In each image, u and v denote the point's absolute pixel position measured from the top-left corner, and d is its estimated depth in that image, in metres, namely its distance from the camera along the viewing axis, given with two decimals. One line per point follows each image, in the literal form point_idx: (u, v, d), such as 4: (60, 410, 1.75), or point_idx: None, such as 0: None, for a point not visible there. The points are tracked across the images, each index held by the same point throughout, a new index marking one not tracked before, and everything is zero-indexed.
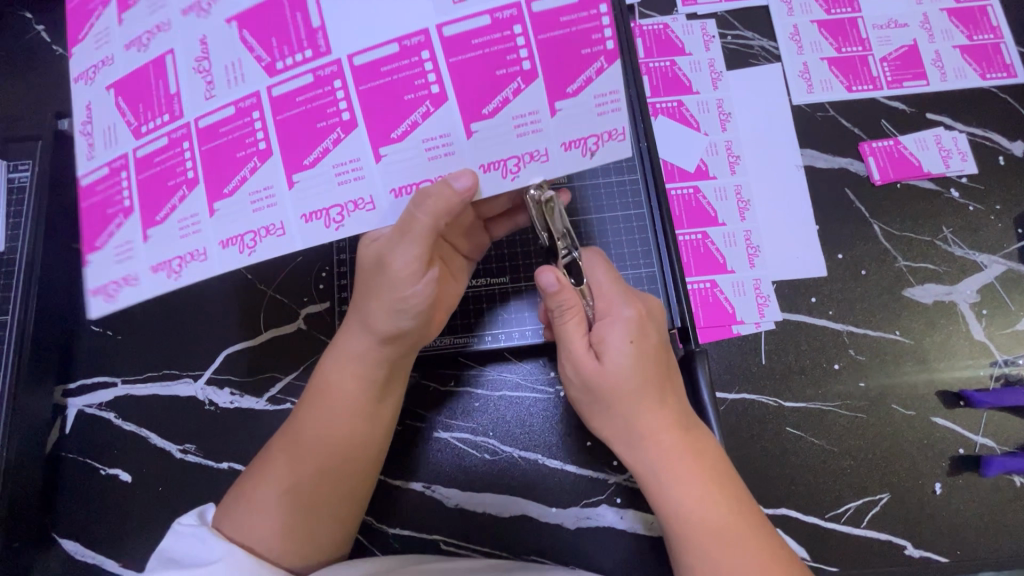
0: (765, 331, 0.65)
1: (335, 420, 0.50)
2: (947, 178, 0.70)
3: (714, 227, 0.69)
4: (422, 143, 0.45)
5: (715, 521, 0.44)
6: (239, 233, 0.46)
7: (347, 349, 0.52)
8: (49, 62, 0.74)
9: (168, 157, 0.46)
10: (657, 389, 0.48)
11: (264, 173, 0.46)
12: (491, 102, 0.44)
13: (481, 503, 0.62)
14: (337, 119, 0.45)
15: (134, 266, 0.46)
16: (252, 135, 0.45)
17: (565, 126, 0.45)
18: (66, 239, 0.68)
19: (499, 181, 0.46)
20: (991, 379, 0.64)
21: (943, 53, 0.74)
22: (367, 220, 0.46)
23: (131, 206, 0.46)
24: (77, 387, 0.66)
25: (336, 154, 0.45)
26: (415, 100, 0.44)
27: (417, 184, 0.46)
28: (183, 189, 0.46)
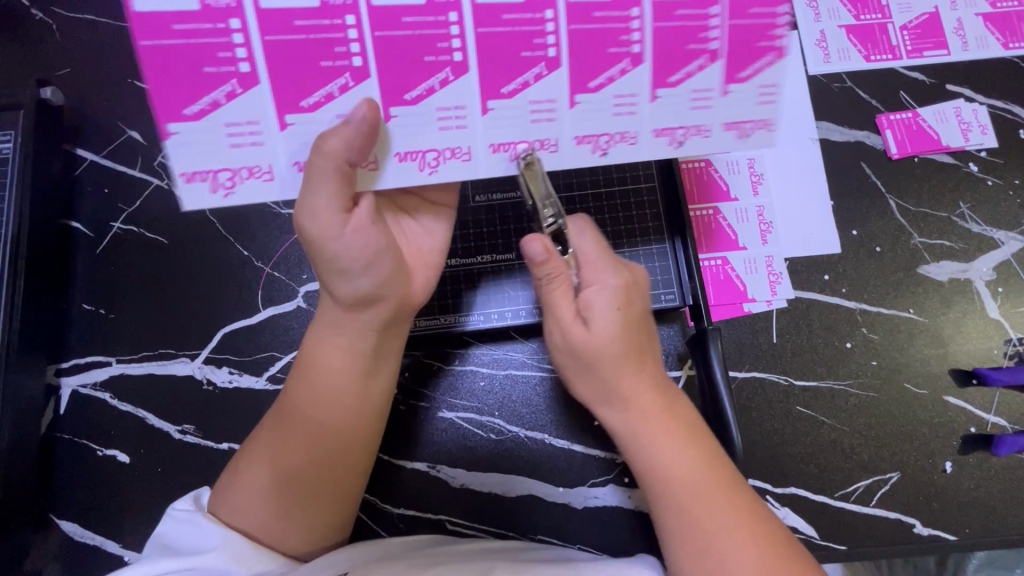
0: (776, 309, 0.64)
1: (326, 396, 0.48)
2: (966, 153, 0.68)
3: (726, 203, 0.67)
4: (529, 105, 0.42)
5: (696, 480, 0.44)
6: (421, 148, 0.43)
7: (327, 321, 0.49)
8: (28, 27, 0.70)
9: (315, 27, 0.39)
10: (638, 351, 0.48)
11: (457, 89, 0.41)
12: (597, 77, 0.42)
13: (488, 483, 0.61)
14: (542, 53, 0.41)
15: (269, 155, 0.42)
16: (446, 41, 0.40)
17: (666, 112, 0.44)
18: (52, 213, 0.65)
19: (587, 155, 0.44)
20: (1005, 357, 0.63)
21: (965, 21, 0.71)
22: (463, 171, 0.43)
23: (250, 74, 0.39)
24: (70, 366, 0.64)
25: (536, 90, 0.42)
26: (530, 59, 0.41)
27: (518, 145, 0.43)
28: (346, 78, 0.40)
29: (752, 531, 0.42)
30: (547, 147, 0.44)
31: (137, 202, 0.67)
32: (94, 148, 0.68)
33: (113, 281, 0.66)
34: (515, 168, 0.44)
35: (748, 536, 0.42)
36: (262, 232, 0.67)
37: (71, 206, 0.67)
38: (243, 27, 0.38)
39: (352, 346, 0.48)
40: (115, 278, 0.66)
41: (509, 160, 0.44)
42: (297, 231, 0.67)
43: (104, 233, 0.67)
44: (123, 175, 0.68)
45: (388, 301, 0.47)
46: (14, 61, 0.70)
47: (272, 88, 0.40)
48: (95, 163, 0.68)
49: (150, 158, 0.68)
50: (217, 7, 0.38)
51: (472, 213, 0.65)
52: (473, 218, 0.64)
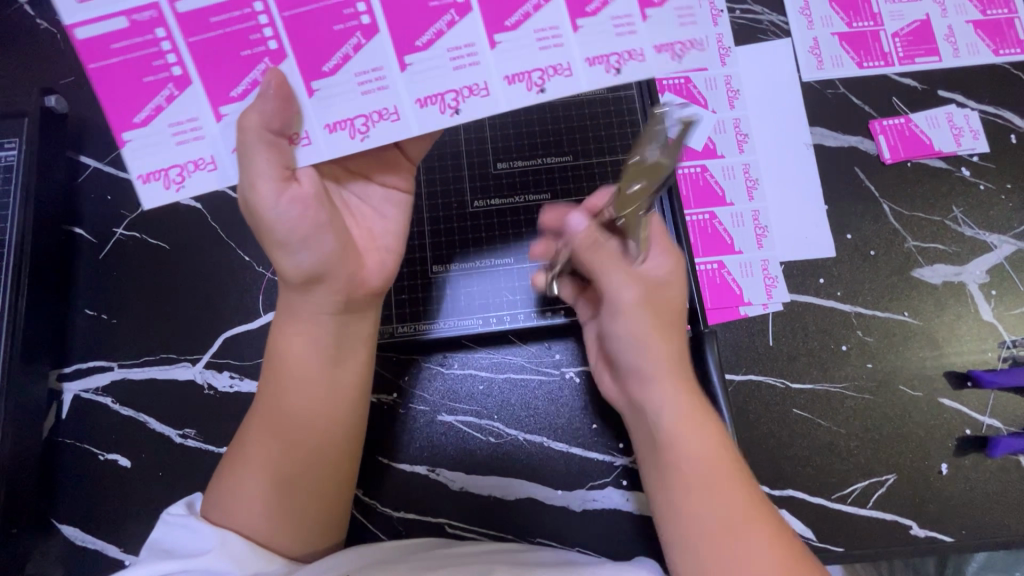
0: (772, 313, 0.64)
1: (299, 386, 0.49)
2: (958, 157, 0.69)
3: (722, 208, 0.67)
4: (447, 52, 0.43)
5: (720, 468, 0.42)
6: (349, 116, 0.44)
7: (284, 310, 0.50)
8: (34, 37, 0.71)
9: (228, 20, 0.42)
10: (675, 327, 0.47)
11: (371, 52, 0.43)
12: (512, 16, 0.43)
13: (487, 486, 0.61)
14: (450, 1, 0.43)
15: (210, 146, 0.44)
16: (352, 7, 0.42)
17: (591, 40, 0.44)
18: (55, 219, 0.66)
19: (524, 96, 0.44)
20: (999, 360, 0.64)
21: (956, 28, 0.72)
22: (395, 130, 0.44)
23: (184, 75, 0.43)
24: (72, 371, 0.64)
25: (450, 37, 0.43)
26: (439, 9, 0.43)
27: (442, 96, 0.44)
28: (267, 61, 0.43)
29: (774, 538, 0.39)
30: (477, 93, 0.44)
31: (139, 208, 0.68)
32: (97, 155, 0.69)
33: (115, 287, 0.66)
34: (450, 119, 0.44)
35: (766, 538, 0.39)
36: None
37: (74, 213, 0.68)
38: (167, 36, 0.42)
39: (316, 333, 0.49)
40: (117, 283, 0.66)
41: (440, 112, 0.44)
42: None
43: (106, 239, 0.67)
44: (126, 181, 0.69)
45: (336, 279, 0.48)
46: (19, 70, 0.71)
47: (204, 88, 0.43)
48: (98, 170, 0.69)
49: None
50: (142, 19, 0.42)
51: (471, 216, 0.65)
52: (473, 222, 0.65)
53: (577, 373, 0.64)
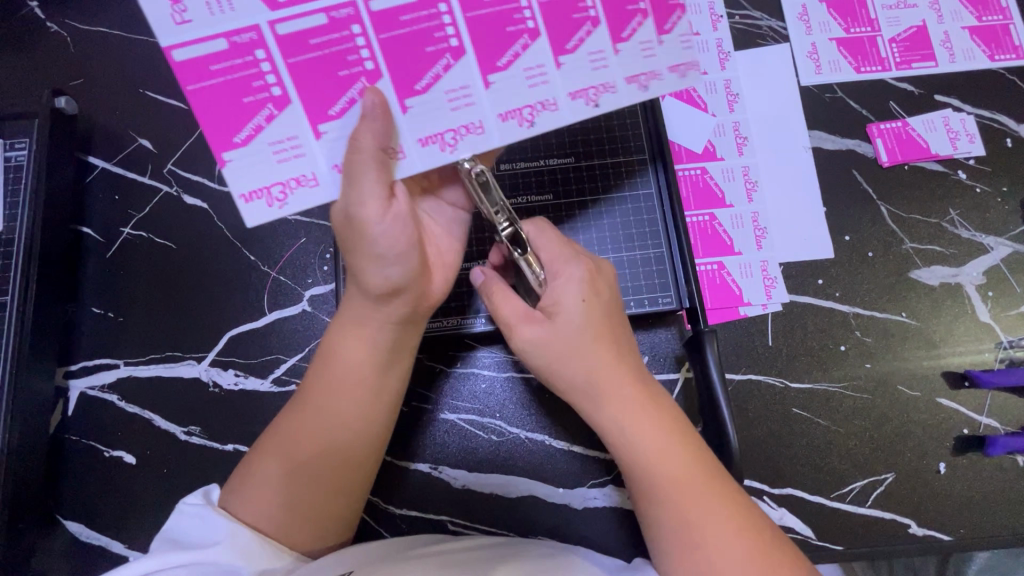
0: (771, 313, 0.65)
1: (343, 387, 0.50)
2: (954, 161, 0.70)
3: (722, 209, 0.68)
4: (523, 71, 0.46)
5: (681, 478, 0.45)
6: (438, 130, 0.46)
7: (348, 315, 0.51)
8: (44, 39, 0.72)
9: (327, 42, 0.44)
10: (610, 345, 0.49)
11: (458, 71, 0.45)
12: (571, 40, 0.47)
13: (488, 484, 0.62)
14: (523, 26, 0.46)
15: (312, 164, 0.45)
16: (441, 30, 0.44)
17: (633, 60, 0.48)
18: (63, 218, 0.67)
19: (582, 108, 0.47)
20: (996, 361, 0.64)
21: (952, 34, 0.73)
22: (481, 143, 0.46)
23: (283, 95, 0.43)
24: (78, 368, 0.65)
25: (526, 59, 0.46)
26: (514, 33, 0.46)
27: (523, 110, 0.47)
28: (362, 80, 0.44)
29: (739, 524, 0.43)
30: (548, 107, 0.47)
31: (146, 208, 0.69)
32: (105, 155, 0.70)
33: (122, 285, 0.67)
34: (526, 131, 0.47)
35: (735, 529, 0.43)
36: (268, 238, 0.68)
37: (82, 213, 0.69)
38: (267, 56, 0.43)
39: (373, 340, 0.50)
40: (124, 282, 0.67)
41: (519, 125, 0.47)
42: (303, 237, 0.68)
43: (113, 238, 0.68)
44: (133, 181, 0.70)
45: (409, 294, 0.49)
46: (29, 72, 0.72)
47: (303, 105, 0.44)
48: (106, 170, 0.70)
49: (160, 165, 0.70)
50: (241, 41, 0.42)
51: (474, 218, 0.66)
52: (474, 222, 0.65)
53: None
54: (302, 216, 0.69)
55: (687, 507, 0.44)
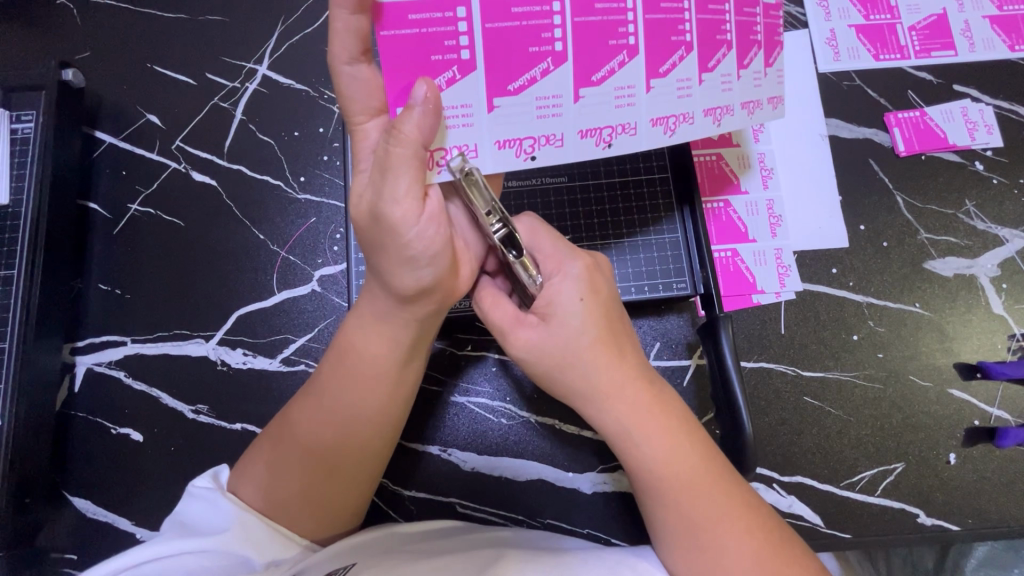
0: (785, 301, 0.65)
1: (363, 378, 0.48)
2: (972, 151, 0.69)
3: (737, 196, 0.68)
4: (677, 83, 0.46)
5: (691, 476, 0.44)
6: (598, 124, 0.45)
7: (368, 307, 0.48)
8: (49, 10, 0.71)
9: (528, 13, 0.42)
10: (611, 342, 0.48)
11: (630, 70, 0.44)
12: (713, 58, 0.46)
13: (499, 467, 0.62)
14: (684, 38, 0.45)
15: (477, 135, 0.44)
16: (625, 26, 0.43)
17: (748, 88, 0.48)
18: (70, 192, 0.66)
19: (707, 127, 0.48)
20: (1008, 352, 0.64)
21: (972, 23, 0.72)
22: (633, 144, 0.46)
23: (471, 60, 0.42)
24: (85, 345, 0.64)
25: (682, 70, 0.46)
26: (676, 43, 0.45)
27: (675, 117, 0.46)
28: (548, 61, 0.43)
29: (749, 523, 0.43)
30: (688, 120, 0.47)
31: (154, 185, 0.68)
32: (112, 130, 0.69)
33: (129, 262, 0.66)
34: (668, 140, 0.47)
35: (745, 529, 0.42)
36: (278, 217, 0.67)
37: (89, 188, 0.68)
38: (468, 16, 0.41)
39: (395, 336, 0.47)
40: (132, 258, 0.66)
41: (664, 134, 0.46)
42: (313, 218, 0.68)
43: (121, 214, 0.67)
44: (141, 158, 0.69)
45: (438, 295, 0.46)
46: (33, 44, 0.71)
47: (486, 73, 0.42)
48: (113, 146, 0.69)
49: (168, 141, 0.69)
50: None
51: None
52: None
53: None
54: (312, 196, 0.68)
55: (698, 509, 0.43)
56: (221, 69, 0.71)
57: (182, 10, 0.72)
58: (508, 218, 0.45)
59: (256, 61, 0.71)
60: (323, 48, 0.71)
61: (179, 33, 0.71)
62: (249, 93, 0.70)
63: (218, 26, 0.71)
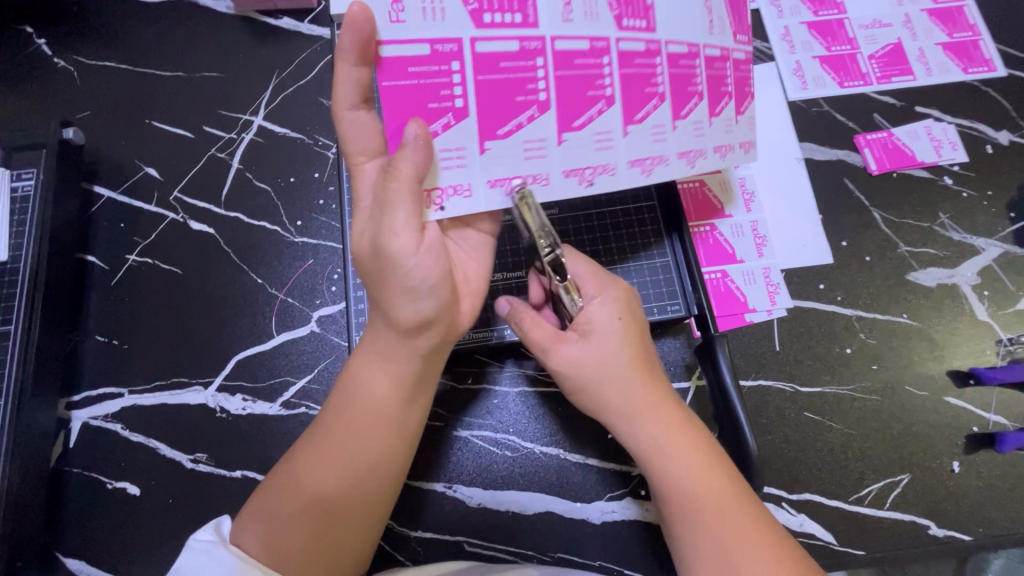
0: (777, 319, 0.66)
1: (367, 417, 0.48)
2: (940, 167, 0.73)
3: (722, 219, 0.70)
4: (652, 129, 0.48)
5: (719, 497, 0.44)
6: (581, 165, 0.47)
7: (373, 346, 0.49)
8: (51, 74, 0.74)
9: (516, 66, 0.44)
10: (644, 364, 0.49)
11: (608, 117, 0.47)
12: (685, 106, 0.49)
13: (505, 501, 0.61)
14: (657, 91, 0.48)
15: (470, 175, 0.45)
16: (602, 77, 0.46)
17: (719, 134, 0.51)
18: (69, 246, 0.67)
19: (680, 168, 0.50)
20: (997, 357, 0.65)
21: (927, 50, 0.78)
22: (614, 184, 0.48)
23: (463, 107, 0.43)
24: (81, 399, 0.64)
25: (657, 117, 0.48)
26: (650, 94, 0.48)
27: (653, 159, 0.49)
28: (534, 110, 0.45)
29: (776, 551, 0.42)
30: (662, 162, 0.49)
31: (152, 235, 0.69)
32: (111, 185, 0.71)
33: (127, 313, 0.67)
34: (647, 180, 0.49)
35: (773, 556, 0.42)
36: (276, 261, 0.68)
37: (88, 242, 0.69)
38: (461, 68, 0.43)
39: (397, 373, 0.48)
40: (130, 309, 0.67)
41: (642, 174, 0.49)
42: (311, 259, 0.69)
43: (119, 265, 0.68)
44: (140, 209, 0.70)
45: (440, 329, 0.47)
46: (35, 105, 0.73)
47: (477, 120, 0.44)
48: (112, 200, 0.70)
49: (167, 192, 0.71)
50: (442, 50, 0.42)
51: None
52: None
53: None
54: (309, 239, 0.69)
55: (724, 532, 0.43)
56: (218, 122, 0.73)
57: (180, 68, 0.75)
58: (558, 244, 0.48)
59: (252, 112, 0.74)
60: (318, 97, 0.74)
61: (178, 89, 0.74)
62: (246, 143, 0.72)
63: (216, 81, 0.74)
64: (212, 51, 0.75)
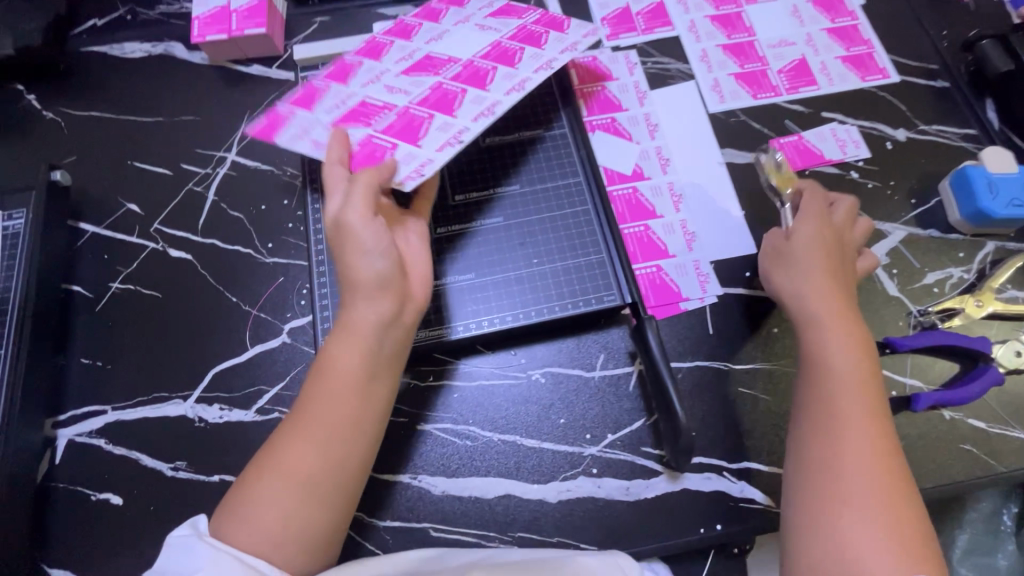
0: (709, 305, 0.73)
1: (334, 395, 0.54)
2: (846, 163, 0.81)
3: (654, 220, 0.77)
4: (506, 75, 0.67)
5: (894, 463, 0.52)
6: (478, 110, 0.65)
7: (342, 331, 0.57)
8: (40, 125, 0.81)
9: (402, 112, 0.66)
10: (860, 345, 0.58)
11: (474, 88, 0.67)
12: (520, 54, 0.69)
13: (466, 487, 0.65)
14: (491, 63, 0.69)
15: (424, 155, 0.62)
16: (453, 81, 0.68)
17: (554, 46, 0.69)
18: (57, 277, 0.73)
19: (543, 74, 0.66)
20: (910, 327, 0.72)
21: (828, 63, 0.88)
22: (504, 105, 0.64)
23: (393, 141, 0.64)
24: (67, 418, 0.68)
25: (505, 70, 0.68)
26: (488, 65, 0.69)
27: (520, 84, 0.66)
28: (429, 117, 0.65)
29: (896, 518, 0.49)
30: (526, 81, 0.66)
31: (134, 264, 0.75)
32: (96, 221, 0.77)
33: (111, 336, 0.72)
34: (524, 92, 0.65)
35: (890, 522, 0.49)
36: (249, 280, 0.74)
37: (74, 273, 0.75)
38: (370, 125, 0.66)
39: (362, 350, 0.55)
40: (113, 332, 0.72)
41: (518, 90, 0.65)
42: (281, 276, 0.75)
43: (103, 293, 0.74)
44: (122, 241, 0.76)
45: (389, 295, 0.57)
46: (25, 153, 0.80)
47: (404, 138, 0.64)
48: (97, 234, 0.76)
49: (147, 225, 0.77)
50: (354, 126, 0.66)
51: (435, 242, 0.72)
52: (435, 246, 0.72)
53: (540, 375, 0.69)
54: (279, 258, 0.75)
55: (867, 501, 0.50)
56: (194, 159, 0.80)
57: (160, 113, 0.82)
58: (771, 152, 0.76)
59: (225, 149, 0.81)
60: None
61: (157, 132, 0.81)
62: (220, 176, 0.79)
63: (192, 123, 0.82)
64: (188, 97, 0.83)
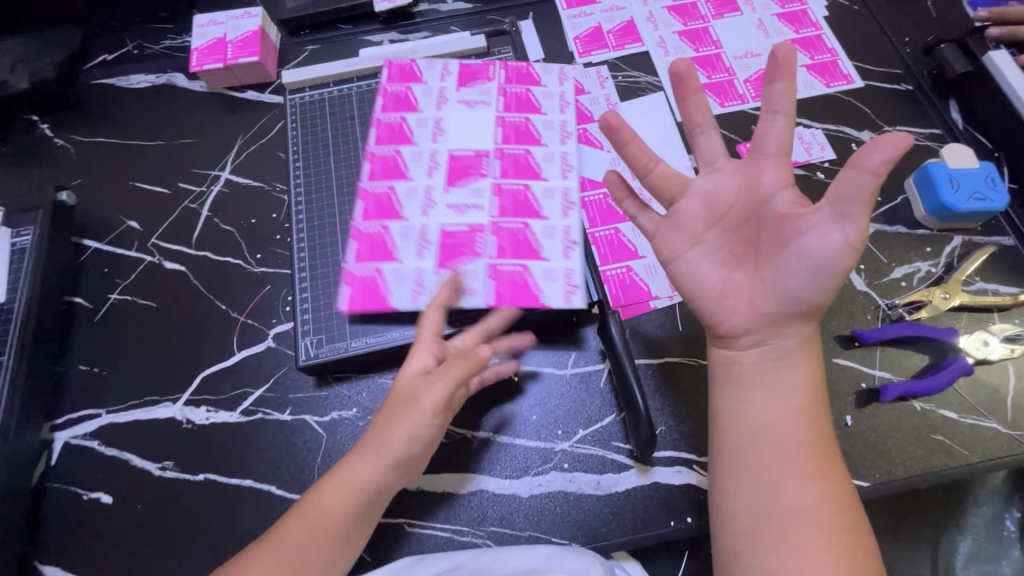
0: (679, 303, 0.74)
1: (342, 494, 0.58)
2: (813, 165, 0.84)
3: (624, 222, 0.80)
4: (542, 155, 0.79)
5: (835, 509, 0.50)
6: (556, 204, 0.75)
7: (370, 436, 0.60)
8: (51, 151, 0.87)
9: (500, 231, 0.74)
10: (813, 377, 0.54)
11: (534, 186, 0.77)
12: (533, 129, 0.81)
13: (441, 482, 0.66)
14: (516, 147, 0.79)
15: (576, 262, 0.72)
16: (507, 186, 0.77)
17: (553, 105, 0.83)
18: (60, 290, 0.78)
19: (567, 143, 0.80)
20: (879, 320, 0.73)
21: (793, 71, 0.91)
22: (572, 190, 0.76)
23: (522, 264, 0.72)
24: (64, 421, 0.72)
25: (534, 152, 0.79)
26: (515, 149, 0.79)
27: (562, 161, 0.79)
28: (525, 228, 0.74)
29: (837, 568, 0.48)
30: (564, 157, 0.79)
31: (132, 276, 0.80)
32: (98, 237, 0.82)
33: (108, 344, 0.76)
34: (574, 167, 0.78)
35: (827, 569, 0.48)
36: (239, 289, 0.78)
37: (76, 286, 0.79)
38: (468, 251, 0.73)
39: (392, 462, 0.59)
40: (110, 340, 0.76)
41: (565, 164, 0.78)
42: (269, 285, 0.79)
43: (103, 303, 0.78)
44: (121, 256, 0.81)
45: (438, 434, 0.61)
46: (36, 177, 0.86)
47: (531, 256, 0.72)
48: (98, 249, 0.81)
49: (146, 240, 0.82)
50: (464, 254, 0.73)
51: None
52: None
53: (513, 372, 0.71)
54: (268, 268, 0.80)
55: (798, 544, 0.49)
56: (191, 178, 0.86)
57: (161, 138, 0.88)
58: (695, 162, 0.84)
59: (220, 168, 0.86)
60: (277, 152, 0.87)
61: (158, 154, 0.87)
62: (214, 194, 0.85)
63: (190, 146, 0.88)
64: (188, 122, 0.89)
